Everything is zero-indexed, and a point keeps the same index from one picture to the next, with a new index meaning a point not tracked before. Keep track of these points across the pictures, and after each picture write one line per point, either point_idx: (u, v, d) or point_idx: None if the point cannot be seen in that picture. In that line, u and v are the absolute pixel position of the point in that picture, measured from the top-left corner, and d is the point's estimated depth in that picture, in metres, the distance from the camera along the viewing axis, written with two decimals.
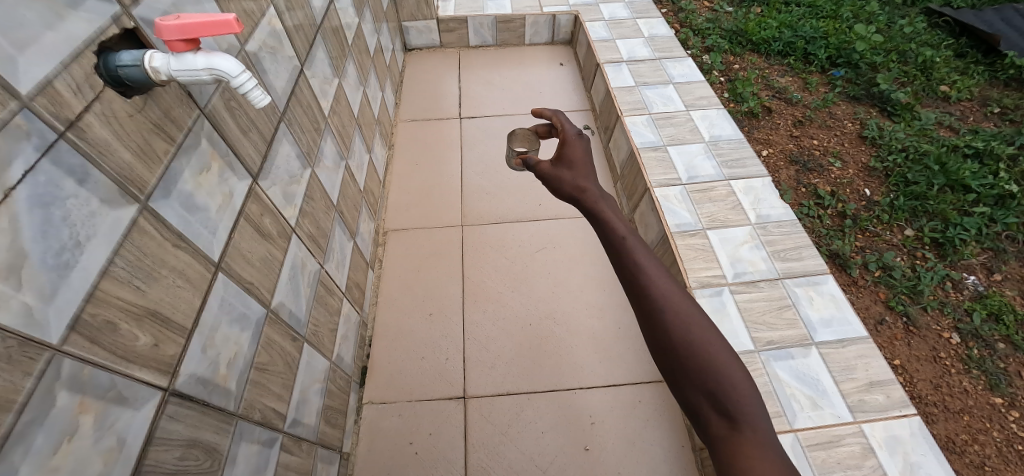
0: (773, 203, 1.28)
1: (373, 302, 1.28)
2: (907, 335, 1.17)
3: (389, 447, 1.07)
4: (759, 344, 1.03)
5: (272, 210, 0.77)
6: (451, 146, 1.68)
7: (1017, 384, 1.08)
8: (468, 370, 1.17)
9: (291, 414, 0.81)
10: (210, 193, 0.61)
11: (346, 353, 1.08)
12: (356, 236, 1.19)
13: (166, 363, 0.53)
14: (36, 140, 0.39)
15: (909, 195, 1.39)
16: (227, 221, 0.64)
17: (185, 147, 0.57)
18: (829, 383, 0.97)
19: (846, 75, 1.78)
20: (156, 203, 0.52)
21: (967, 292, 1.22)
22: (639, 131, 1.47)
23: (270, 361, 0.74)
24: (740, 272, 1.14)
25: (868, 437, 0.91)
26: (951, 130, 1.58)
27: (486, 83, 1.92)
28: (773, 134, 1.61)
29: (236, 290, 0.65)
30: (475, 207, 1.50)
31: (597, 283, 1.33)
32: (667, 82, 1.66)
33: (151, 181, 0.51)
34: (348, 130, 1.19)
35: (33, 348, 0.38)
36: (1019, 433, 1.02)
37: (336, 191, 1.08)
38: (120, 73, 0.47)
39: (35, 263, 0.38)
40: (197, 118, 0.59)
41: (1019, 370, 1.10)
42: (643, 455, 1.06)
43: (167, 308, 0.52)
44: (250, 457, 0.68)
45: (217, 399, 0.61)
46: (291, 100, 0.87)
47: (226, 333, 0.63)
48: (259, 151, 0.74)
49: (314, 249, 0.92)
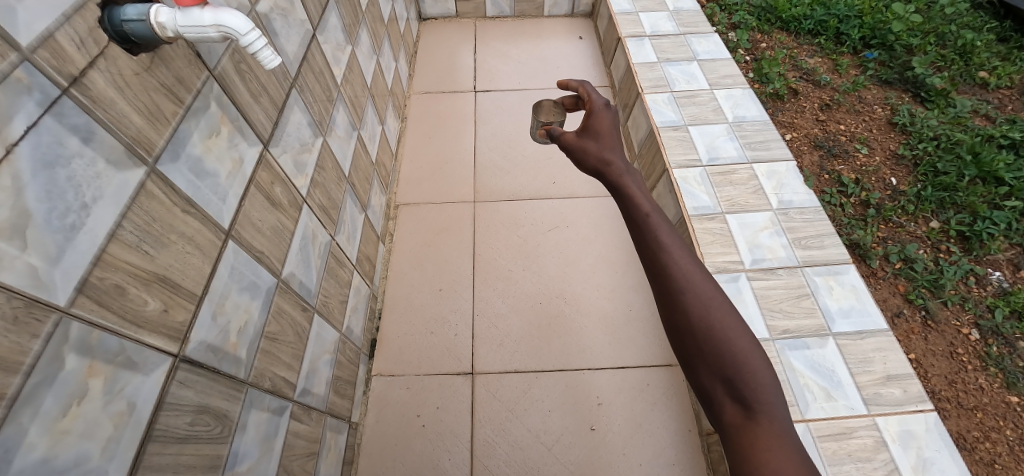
0: (796, 188, 1.23)
1: (383, 275, 1.28)
2: (925, 329, 1.13)
3: (397, 419, 1.08)
4: (774, 333, 1.00)
5: (283, 179, 0.75)
6: (466, 119, 1.64)
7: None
8: (476, 347, 1.17)
9: (301, 384, 0.81)
10: (219, 159, 0.59)
11: (356, 325, 1.08)
12: (367, 208, 1.18)
13: (176, 329, 0.52)
14: (37, 95, 0.37)
15: (938, 185, 1.34)
16: (237, 188, 0.63)
17: (194, 109, 0.55)
18: (844, 374, 0.95)
19: (879, 57, 1.69)
20: (164, 167, 0.50)
21: (991, 288, 1.18)
22: (660, 110, 1.42)
23: (280, 331, 0.74)
24: (759, 259, 1.11)
25: (882, 431, 0.89)
26: (987, 119, 1.51)
27: (502, 56, 1.87)
28: (797, 117, 1.56)
29: (246, 258, 0.65)
30: (488, 183, 1.47)
31: (609, 264, 1.31)
32: (691, 59, 1.59)
33: (159, 142, 0.50)
34: (361, 100, 1.16)
35: (40, 310, 0.37)
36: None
37: (348, 162, 1.06)
38: (125, 29, 0.45)
39: (40, 224, 0.37)
40: (206, 80, 0.57)
41: None
42: (650, 437, 1.06)
43: (176, 274, 0.52)
44: (260, 425, 0.68)
45: (228, 367, 0.61)
46: (302, 66, 0.84)
47: (236, 301, 0.62)
48: (270, 117, 0.72)
49: (325, 220, 0.91)
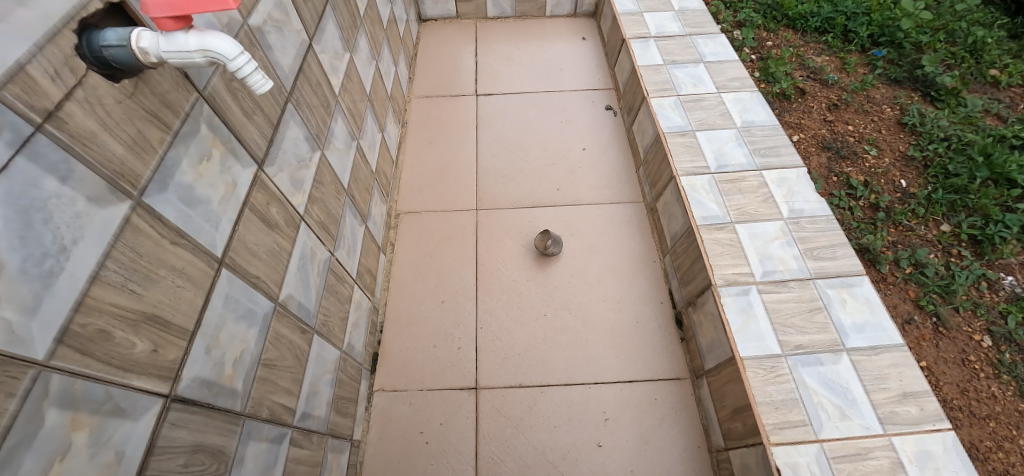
0: (807, 196, 1.20)
1: (384, 287, 1.25)
2: (936, 336, 1.10)
3: (399, 436, 1.06)
4: (786, 348, 0.98)
5: (279, 198, 0.72)
6: (468, 124, 1.61)
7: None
8: (480, 361, 1.14)
9: (301, 408, 0.79)
10: (211, 184, 0.56)
11: (358, 341, 1.06)
12: (367, 219, 1.15)
13: (167, 368, 0.49)
14: (8, 135, 0.34)
15: (949, 188, 1.30)
16: (231, 213, 0.60)
17: (183, 134, 0.52)
18: (859, 392, 0.92)
19: (887, 55, 1.65)
20: (151, 198, 0.47)
21: (1004, 293, 1.15)
22: (666, 114, 1.39)
23: (279, 357, 0.71)
24: (770, 270, 1.08)
25: (899, 451, 0.86)
26: (998, 119, 1.47)
27: (504, 57, 1.83)
28: (805, 118, 1.52)
29: (242, 285, 0.62)
30: (490, 189, 1.44)
31: (615, 274, 1.28)
32: (697, 60, 1.56)
33: (145, 173, 0.47)
34: (360, 108, 1.13)
35: (16, 367, 0.35)
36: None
37: (347, 173, 1.03)
38: (105, 55, 0.42)
39: (14, 274, 0.35)
40: (195, 102, 0.54)
41: None
42: (658, 454, 1.04)
43: (167, 311, 0.49)
44: (258, 456, 0.66)
45: (224, 400, 0.59)
46: (299, 79, 0.81)
47: (231, 331, 0.60)
48: (264, 135, 0.69)
49: (324, 237, 0.88)
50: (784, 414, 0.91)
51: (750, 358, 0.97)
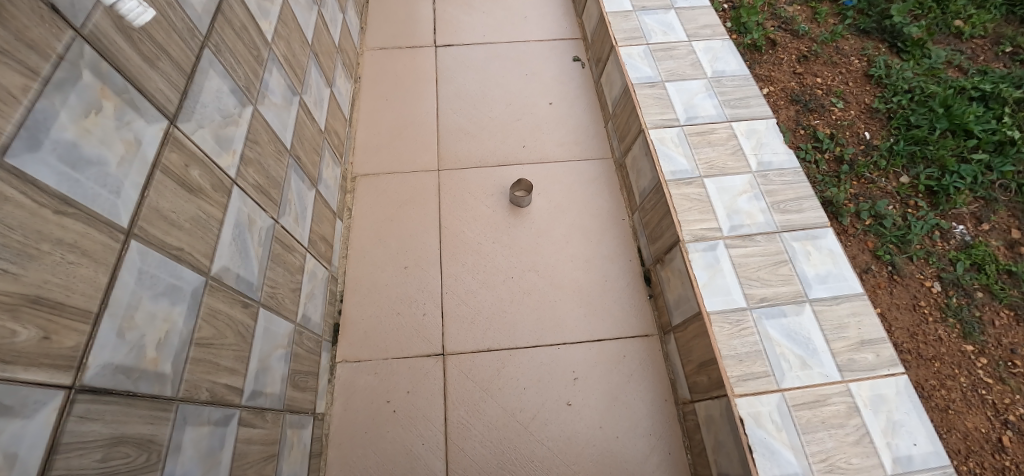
0: (775, 148, 1.18)
1: (342, 254, 1.18)
2: (890, 283, 1.13)
3: (365, 406, 1.03)
4: (751, 302, 0.98)
5: (201, 160, 0.64)
6: (426, 78, 1.51)
7: (990, 333, 1.06)
8: (446, 327, 1.11)
9: (250, 386, 0.73)
10: (104, 142, 0.48)
11: (314, 312, 1.00)
12: (317, 183, 1.06)
13: (65, 357, 0.43)
14: None
15: (910, 139, 1.31)
16: (137, 176, 0.52)
17: (58, 81, 0.44)
18: (820, 341, 0.94)
19: (858, 5, 1.61)
20: (18, 158, 0.39)
21: (954, 242, 1.18)
22: (634, 65, 1.32)
23: (216, 335, 0.65)
24: (737, 224, 1.06)
25: (855, 396, 0.89)
26: (960, 71, 1.47)
27: (464, 5, 1.70)
28: (775, 70, 1.48)
29: (159, 258, 0.55)
30: (453, 147, 1.36)
31: (583, 234, 1.25)
32: (668, 7, 1.48)
33: (6, 127, 0.39)
34: (301, 60, 1.02)
35: None
36: (985, 379, 1.01)
37: (289, 131, 0.93)
38: None
39: None
40: (71, 42, 0.45)
41: (994, 319, 1.08)
42: (626, 409, 1.04)
43: (56, 291, 0.42)
44: (198, 441, 0.61)
45: (148, 386, 0.53)
46: (217, 21, 0.70)
47: (149, 310, 0.53)
48: (174, 85, 0.60)
49: (264, 202, 0.80)
50: (747, 365, 0.91)
51: (715, 312, 0.97)
